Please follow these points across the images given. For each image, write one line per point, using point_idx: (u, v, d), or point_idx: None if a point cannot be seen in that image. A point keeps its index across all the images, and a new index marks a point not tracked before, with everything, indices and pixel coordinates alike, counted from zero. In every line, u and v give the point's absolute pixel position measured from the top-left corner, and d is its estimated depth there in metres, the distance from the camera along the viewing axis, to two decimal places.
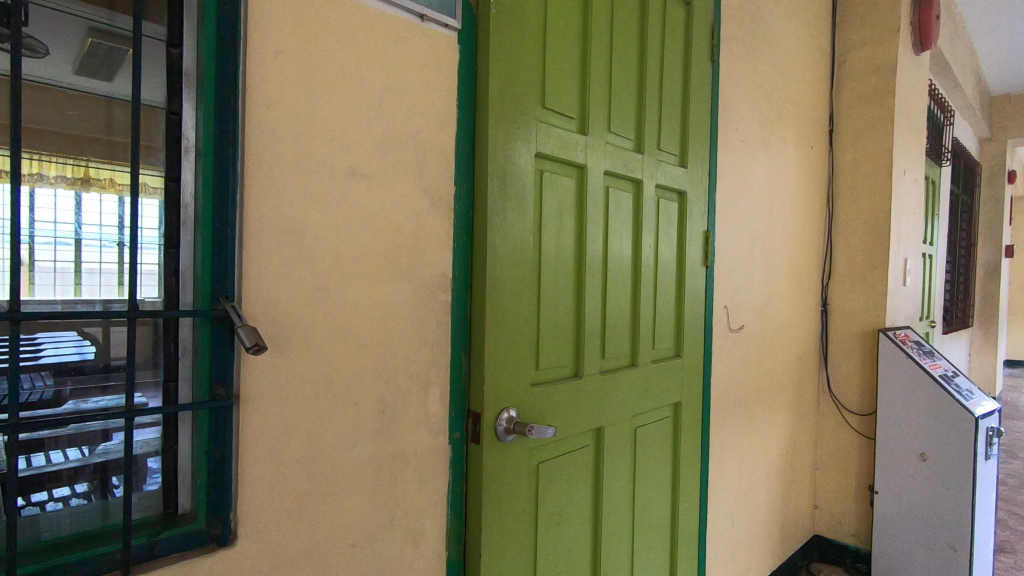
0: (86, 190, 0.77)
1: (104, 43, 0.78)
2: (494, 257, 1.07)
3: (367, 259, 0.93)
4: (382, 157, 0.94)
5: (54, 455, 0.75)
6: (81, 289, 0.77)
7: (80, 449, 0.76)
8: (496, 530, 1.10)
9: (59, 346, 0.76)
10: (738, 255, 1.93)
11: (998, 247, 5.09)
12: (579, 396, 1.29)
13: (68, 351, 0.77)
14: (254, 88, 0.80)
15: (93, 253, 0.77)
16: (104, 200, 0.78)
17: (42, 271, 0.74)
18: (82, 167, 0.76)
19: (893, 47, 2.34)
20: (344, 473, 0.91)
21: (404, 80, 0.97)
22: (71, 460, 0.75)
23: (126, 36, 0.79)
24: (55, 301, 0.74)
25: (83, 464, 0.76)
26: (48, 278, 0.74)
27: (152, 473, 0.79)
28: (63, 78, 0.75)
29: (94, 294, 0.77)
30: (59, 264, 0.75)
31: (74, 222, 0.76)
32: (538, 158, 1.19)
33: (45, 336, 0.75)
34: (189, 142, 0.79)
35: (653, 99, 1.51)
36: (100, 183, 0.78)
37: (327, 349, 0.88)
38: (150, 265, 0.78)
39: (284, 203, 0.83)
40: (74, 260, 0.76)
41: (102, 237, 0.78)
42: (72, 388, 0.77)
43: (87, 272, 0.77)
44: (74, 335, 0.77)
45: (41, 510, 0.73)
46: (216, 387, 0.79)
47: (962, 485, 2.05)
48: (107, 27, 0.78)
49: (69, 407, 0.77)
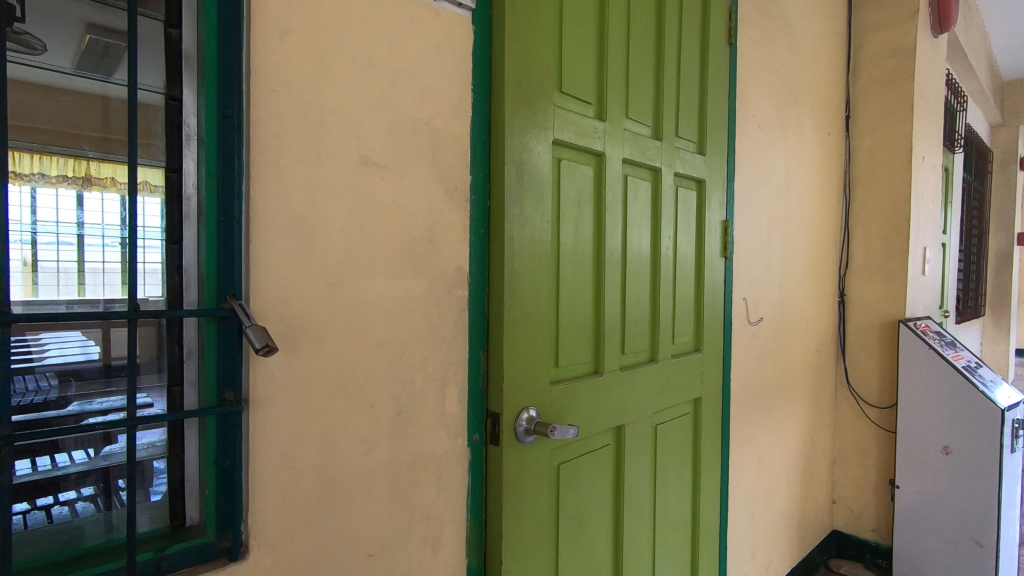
0: (88, 190, 0.72)
1: (101, 41, 0.73)
2: (513, 251, 1.02)
3: (381, 254, 0.88)
4: (395, 145, 0.89)
5: (62, 456, 0.71)
6: (86, 290, 0.71)
7: (87, 450, 0.73)
8: (518, 536, 1.04)
9: (64, 346, 0.72)
10: (756, 246, 1.87)
11: (1010, 234, 5.00)
12: (599, 394, 1.24)
13: (73, 352, 0.73)
14: (259, 70, 0.75)
15: (96, 253, 0.72)
16: (106, 199, 0.73)
17: (44, 271, 0.69)
18: (82, 164, 0.71)
19: (912, 29, 2.27)
20: (360, 480, 0.86)
21: (417, 62, 0.91)
22: (77, 464, 0.72)
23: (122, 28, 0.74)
24: (59, 302, 0.69)
25: (89, 467, 0.73)
26: (51, 279, 0.70)
27: (159, 474, 0.75)
28: (59, 72, 0.70)
29: (99, 294, 0.72)
30: (62, 265, 0.70)
31: (75, 219, 0.71)
32: (555, 145, 1.13)
33: (50, 336, 0.70)
34: (190, 130, 0.74)
35: (671, 83, 1.45)
36: (102, 181, 0.73)
37: (340, 349, 0.83)
38: (155, 262, 0.73)
39: (293, 194, 0.78)
40: (78, 260, 0.71)
41: (106, 235, 0.73)
42: (77, 387, 0.73)
43: (90, 273, 0.72)
44: (79, 334, 0.73)
45: (48, 514, 0.70)
46: (223, 389, 0.74)
47: (988, 480, 1.99)
48: (104, 23, 0.73)
49: (74, 409, 0.73)
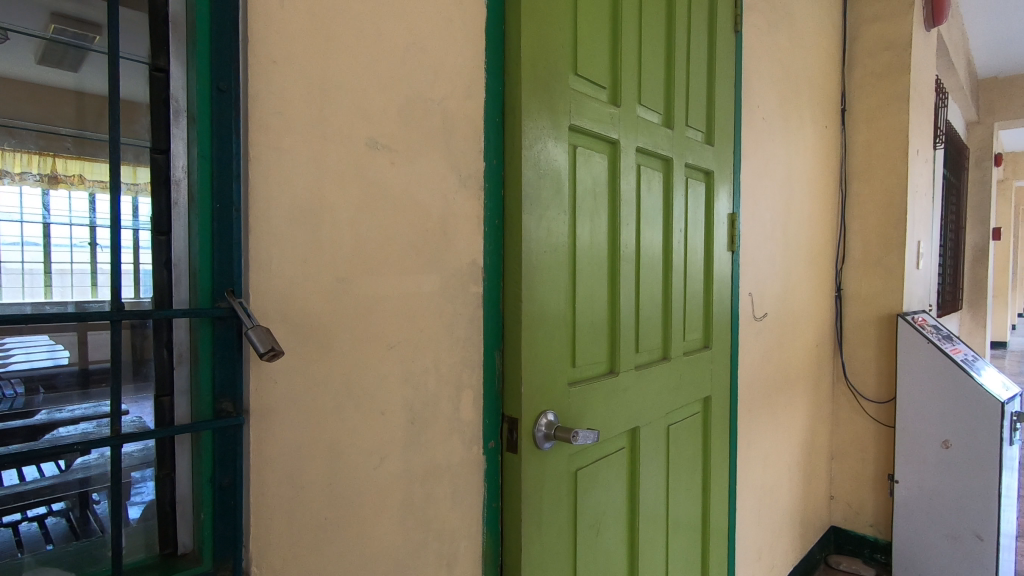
0: (55, 187, 0.62)
1: (69, 32, 0.64)
2: (532, 244, 0.94)
3: (394, 246, 0.80)
4: (406, 127, 0.81)
5: (29, 470, 0.63)
6: (53, 292, 0.62)
7: (57, 464, 0.63)
8: (538, 550, 0.97)
9: (30, 351, 0.61)
10: (760, 241, 1.83)
11: (986, 229, 5.09)
12: (615, 394, 1.17)
13: (40, 357, 0.63)
14: (256, 36, 0.66)
15: (63, 254, 0.62)
16: (73, 197, 0.63)
17: (6, 273, 0.59)
18: (48, 159, 0.62)
19: (906, 22, 2.25)
20: (372, 495, 0.78)
21: (428, 37, 0.84)
22: (46, 477, 0.63)
23: (92, 19, 0.65)
24: (23, 304, 0.60)
25: (61, 482, 0.63)
26: (15, 281, 0.60)
27: (140, 488, 0.65)
28: (20, 68, 0.61)
29: (67, 297, 0.63)
30: (27, 266, 0.60)
31: (41, 210, 0.61)
32: (571, 132, 1.06)
33: (14, 341, 0.59)
34: (179, 105, 0.65)
35: (681, 69, 1.40)
36: (68, 179, 0.63)
37: (349, 350, 0.75)
38: (149, 266, 0.65)
39: (297, 179, 0.69)
40: (44, 261, 0.61)
41: (74, 231, 0.62)
42: (46, 394, 0.64)
43: (57, 274, 0.62)
44: (47, 339, 0.62)
45: (15, 534, 0.61)
46: (220, 398, 0.64)
47: (987, 473, 1.99)
48: (74, 14, 0.64)
49: (42, 418, 0.63)
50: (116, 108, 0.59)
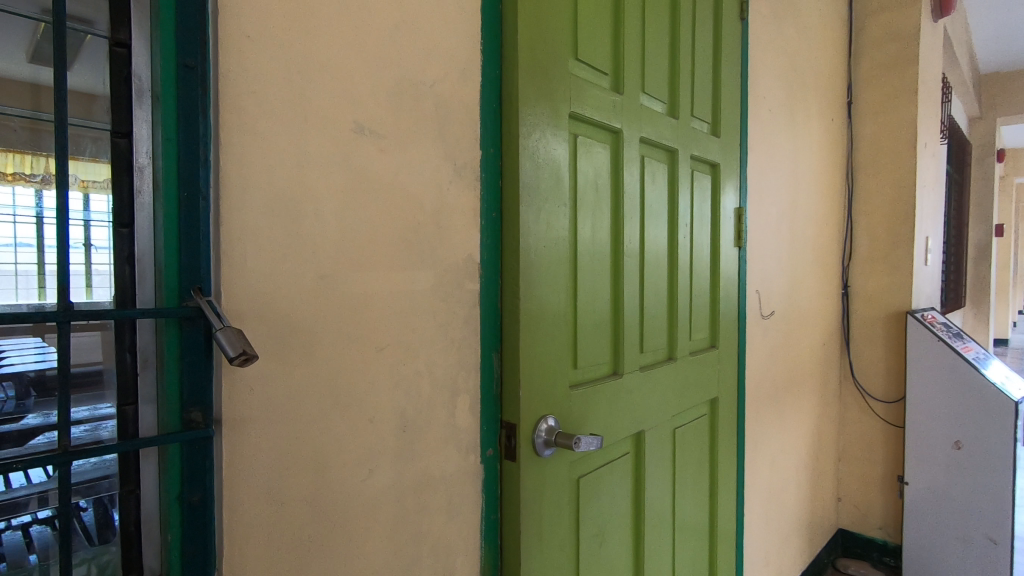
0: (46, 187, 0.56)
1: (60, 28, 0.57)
2: (531, 239, 0.88)
3: (382, 240, 0.74)
4: (395, 112, 0.75)
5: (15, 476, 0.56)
6: (49, 294, 0.56)
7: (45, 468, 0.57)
8: (538, 564, 0.91)
9: (22, 351, 0.55)
10: (767, 236, 1.77)
11: (989, 225, 5.03)
12: (619, 396, 1.11)
13: (30, 360, 0.55)
14: (228, 9, 0.60)
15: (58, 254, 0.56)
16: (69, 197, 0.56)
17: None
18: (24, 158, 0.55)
19: (914, 12, 2.19)
20: (360, 510, 0.72)
21: (420, 15, 0.78)
22: (31, 486, 0.57)
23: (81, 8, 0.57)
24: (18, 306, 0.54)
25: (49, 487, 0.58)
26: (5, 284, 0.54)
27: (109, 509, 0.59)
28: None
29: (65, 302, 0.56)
30: (20, 267, 0.54)
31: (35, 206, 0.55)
32: (571, 120, 1.00)
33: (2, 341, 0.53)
34: (142, 84, 0.58)
35: (686, 57, 1.34)
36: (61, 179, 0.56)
37: (333, 353, 0.69)
38: (109, 265, 0.58)
39: (274, 166, 0.63)
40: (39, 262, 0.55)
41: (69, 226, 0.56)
42: (36, 399, 0.56)
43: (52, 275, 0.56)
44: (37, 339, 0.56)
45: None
46: (189, 408, 0.58)
47: (1000, 474, 1.93)
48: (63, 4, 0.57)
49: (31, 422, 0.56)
50: (61, 95, 0.53)
